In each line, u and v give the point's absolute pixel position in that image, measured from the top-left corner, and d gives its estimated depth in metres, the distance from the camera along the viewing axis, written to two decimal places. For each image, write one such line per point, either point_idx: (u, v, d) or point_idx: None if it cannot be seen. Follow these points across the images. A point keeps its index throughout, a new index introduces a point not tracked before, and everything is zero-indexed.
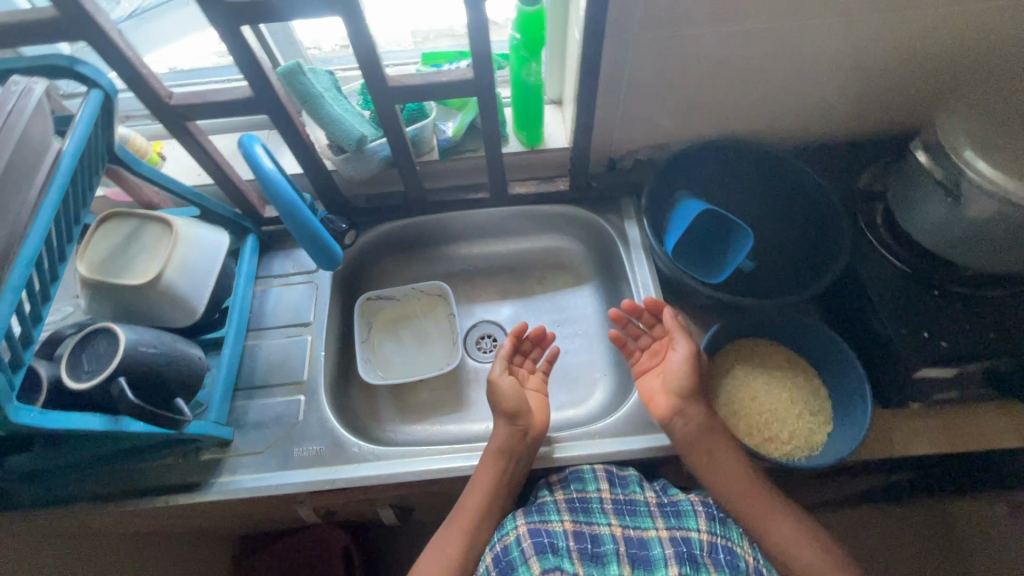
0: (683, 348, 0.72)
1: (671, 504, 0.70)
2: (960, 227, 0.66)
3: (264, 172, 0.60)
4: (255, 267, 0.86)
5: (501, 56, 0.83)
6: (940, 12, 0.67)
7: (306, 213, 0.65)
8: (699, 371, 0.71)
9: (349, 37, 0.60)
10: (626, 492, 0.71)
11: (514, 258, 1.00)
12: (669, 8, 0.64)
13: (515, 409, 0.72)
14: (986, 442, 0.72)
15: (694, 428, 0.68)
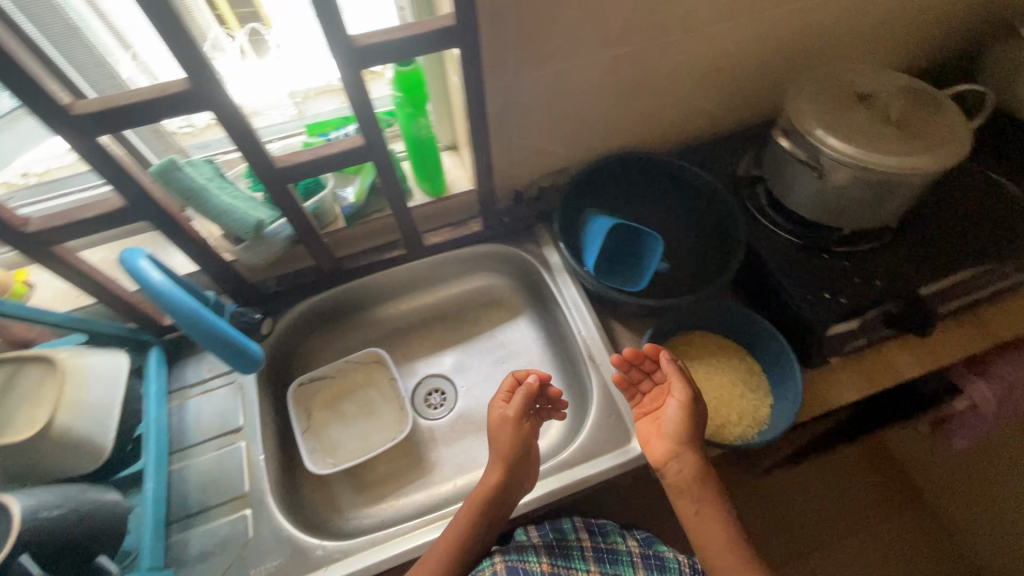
0: (680, 397, 0.66)
1: (654, 556, 0.72)
2: (829, 195, 0.75)
3: (153, 285, 0.55)
4: (165, 381, 0.78)
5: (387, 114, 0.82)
6: (766, 16, 0.76)
7: (214, 319, 0.60)
8: (697, 419, 0.66)
9: (225, 126, 0.58)
10: (607, 542, 0.73)
11: (445, 305, 0.99)
12: (538, 49, 0.68)
13: (518, 455, 0.70)
14: (897, 374, 0.81)
15: (684, 477, 0.64)
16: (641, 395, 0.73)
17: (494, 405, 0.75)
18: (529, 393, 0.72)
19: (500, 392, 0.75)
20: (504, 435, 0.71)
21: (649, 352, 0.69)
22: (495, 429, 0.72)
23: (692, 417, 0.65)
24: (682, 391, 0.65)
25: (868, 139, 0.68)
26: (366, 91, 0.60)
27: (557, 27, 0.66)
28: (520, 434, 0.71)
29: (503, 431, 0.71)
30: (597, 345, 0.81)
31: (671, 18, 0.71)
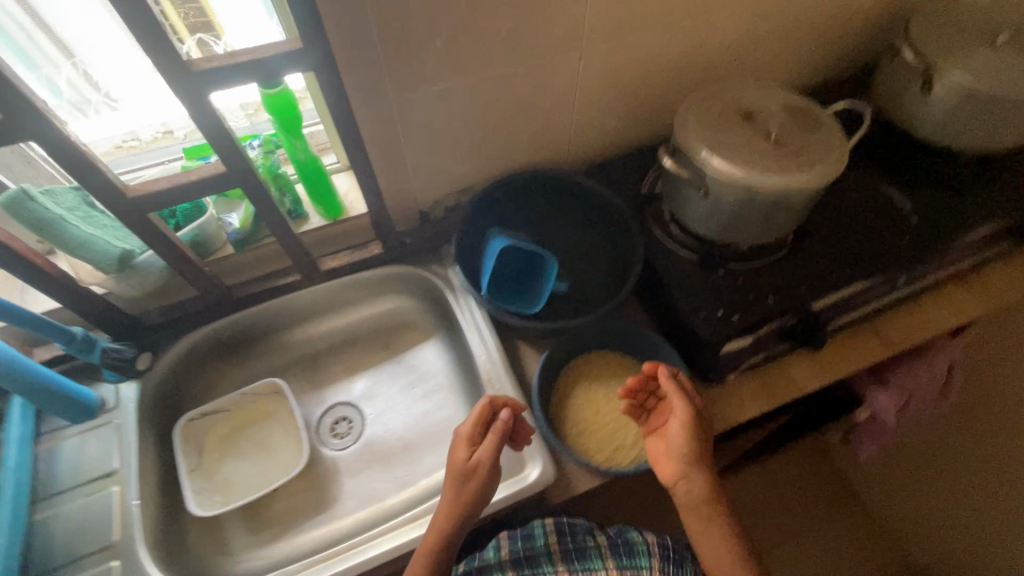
0: (684, 414, 0.65)
1: (624, 545, 0.72)
2: (718, 213, 0.74)
3: None
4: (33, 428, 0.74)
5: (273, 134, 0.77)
6: (654, 35, 0.76)
7: (33, 371, 0.68)
8: (701, 434, 0.66)
9: (58, 156, 0.54)
10: (578, 542, 0.72)
11: (354, 330, 0.95)
12: (414, 70, 0.66)
13: (486, 496, 0.66)
14: (798, 390, 0.82)
15: (694, 495, 0.64)
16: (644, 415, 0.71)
17: (461, 441, 0.68)
18: (503, 431, 0.67)
19: (468, 429, 0.68)
20: (472, 477, 0.65)
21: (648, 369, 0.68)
22: (464, 470, 0.66)
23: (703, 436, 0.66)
24: (683, 408, 0.65)
25: (748, 159, 0.69)
26: (218, 118, 0.57)
27: (431, 48, 0.65)
28: (493, 475, 0.66)
29: (471, 472, 0.66)
30: (498, 369, 0.79)
31: (552, 38, 0.70)
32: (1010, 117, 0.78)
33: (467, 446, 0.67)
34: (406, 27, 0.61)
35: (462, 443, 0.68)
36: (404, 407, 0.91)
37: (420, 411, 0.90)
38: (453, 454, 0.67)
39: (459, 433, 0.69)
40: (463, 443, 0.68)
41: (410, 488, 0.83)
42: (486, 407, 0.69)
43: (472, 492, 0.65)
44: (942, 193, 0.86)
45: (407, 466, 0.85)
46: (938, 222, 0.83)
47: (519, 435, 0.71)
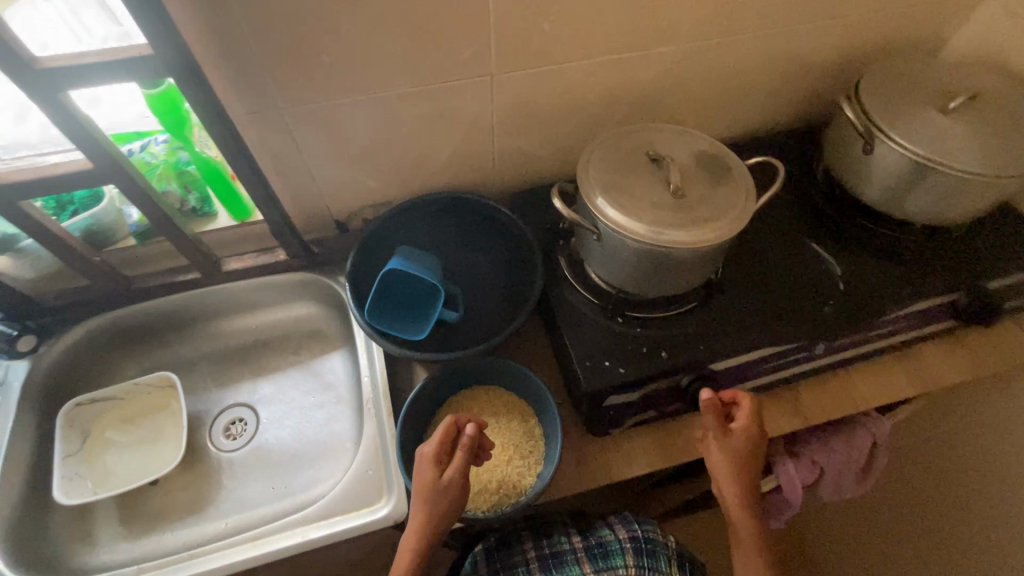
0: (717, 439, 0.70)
1: (597, 546, 0.75)
2: (614, 260, 0.70)
3: None
4: None
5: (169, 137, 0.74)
6: (569, 67, 0.74)
7: None
8: (735, 463, 0.69)
9: None
10: (552, 545, 0.76)
11: (264, 331, 0.95)
12: (302, 84, 0.65)
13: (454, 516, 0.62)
14: (693, 452, 0.77)
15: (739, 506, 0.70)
16: None
17: (426, 462, 0.62)
18: (470, 450, 0.62)
19: (432, 450, 0.62)
20: (441, 499, 0.61)
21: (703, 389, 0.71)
22: (430, 492, 0.61)
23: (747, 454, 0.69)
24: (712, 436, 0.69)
25: (642, 210, 0.64)
26: (75, 116, 0.56)
27: (318, 64, 0.64)
28: (462, 496, 0.62)
29: (442, 494, 0.61)
30: (379, 393, 0.77)
31: (454, 62, 0.69)
32: (956, 190, 0.72)
33: (433, 468, 0.62)
34: (287, 40, 0.60)
35: (427, 464, 0.62)
36: (298, 416, 0.89)
37: (315, 422, 0.88)
38: (419, 475, 0.62)
39: (423, 452, 0.63)
40: (428, 464, 0.62)
41: (282, 501, 0.81)
42: (451, 425, 0.63)
43: (443, 514, 0.61)
44: (877, 261, 0.80)
45: (285, 478, 0.83)
46: (866, 291, 0.77)
47: (485, 452, 0.66)
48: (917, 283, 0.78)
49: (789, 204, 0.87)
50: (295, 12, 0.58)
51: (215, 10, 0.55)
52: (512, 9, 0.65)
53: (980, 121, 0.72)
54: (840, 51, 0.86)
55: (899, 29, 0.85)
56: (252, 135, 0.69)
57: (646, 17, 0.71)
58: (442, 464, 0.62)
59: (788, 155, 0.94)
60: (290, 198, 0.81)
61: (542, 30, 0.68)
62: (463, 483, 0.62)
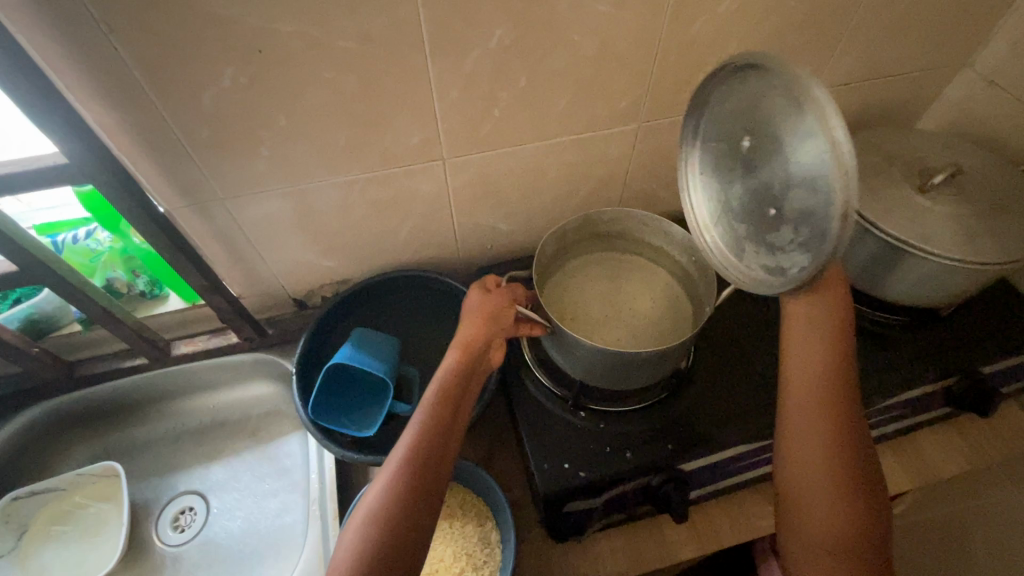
0: None
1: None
2: (571, 353, 0.65)
3: None
4: None
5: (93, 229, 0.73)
6: (526, 148, 0.72)
7: None
8: None
9: None
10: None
11: (221, 411, 0.90)
12: (243, 177, 0.63)
13: (497, 329, 0.63)
14: (667, 556, 0.71)
15: (805, 452, 0.53)
16: None
17: (472, 302, 0.65)
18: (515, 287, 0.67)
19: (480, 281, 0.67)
20: (488, 310, 0.63)
21: None
22: (478, 319, 0.63)
23: (828, 389, 0.53)
24: None
25: None
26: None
27: (256, 158, 0.62)
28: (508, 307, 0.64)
29: (491, 312, 0.63)
30: (326, 492, 0.73)
31: (402, 148, 0.66)
32: (942, 276, 0.67)
33: (482, 304, 0.64)
34: (221, 135, 0.58)
35: (477, 302, 0.65)
36: (250, 505, 0.84)
37: (268, 512, 0.83)
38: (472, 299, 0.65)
39: (471, 297, 0.65)
40: (476, 300, 0.64)
41: None
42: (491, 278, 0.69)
43: (490, 317, 0.63)
44: (860, 344, 0.75)
45: None
46: None
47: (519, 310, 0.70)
48: (904, 370, 0.73)
49: None
50: (227, 110, 0.56)
51: (140, 112, 0.54)
52: (458, 97, 0.63)
53: (962, 201, 0.68)
54: None
55: (875, 100, 0.82)
56: (193, 224, 0.67)
57: (604, 98, 0.68)
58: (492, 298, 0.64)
59: None
60: (242, 280, 0.78)
61: (492, 114, 0.66)
62: (510, 316, 0.64)
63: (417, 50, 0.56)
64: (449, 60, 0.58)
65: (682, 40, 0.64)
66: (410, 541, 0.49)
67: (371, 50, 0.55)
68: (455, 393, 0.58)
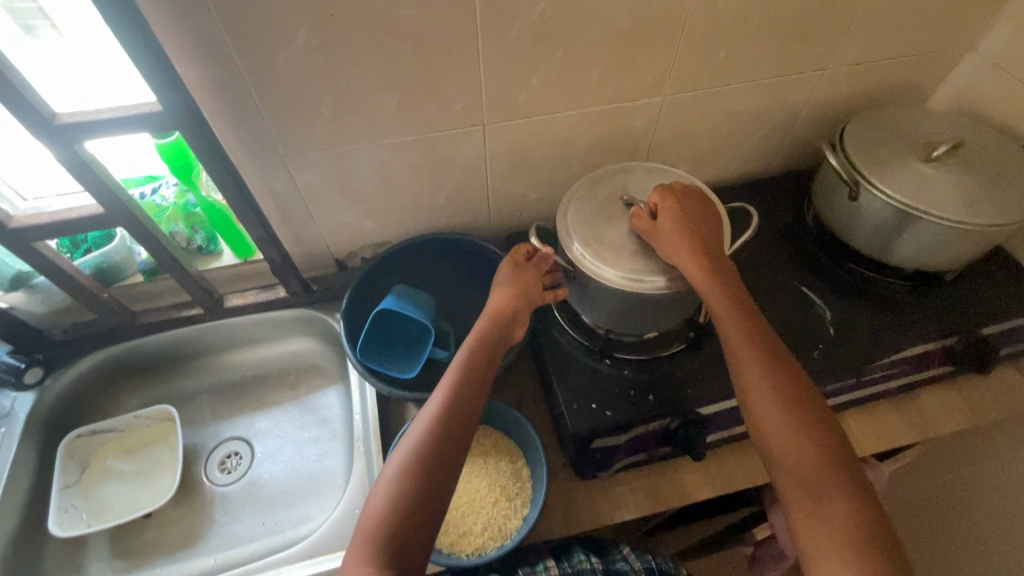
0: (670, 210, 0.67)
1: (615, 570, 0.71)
2: (595, 302, 0.71)
3: None
4: None
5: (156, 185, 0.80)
6: (559, 117, 0.77)
7: None
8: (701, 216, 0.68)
9: None
10: (571, 563, 0.70)
11: (262, 366, 0.96)
12: (303, 135, 0.69)
13: (523, 299, 0.70)
14: (685, 498, 0.76)
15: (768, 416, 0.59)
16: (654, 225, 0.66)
17: (507, 282, 0.71)
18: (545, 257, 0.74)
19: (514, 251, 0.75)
20: (513, 282, 0.71)
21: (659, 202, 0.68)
22: (508, 292, 0.70)
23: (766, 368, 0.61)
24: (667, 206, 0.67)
25: (619, 257, 0.66)
26: (90, 166, 0.61)
27: (318, 118, 0.68)
28: (533, 281, 0.71)
29: (522, 290, 0.70)
30: (368, 430, 0.79)
31: (447, 113, 0.72)
32: (946, 239, 0.72)
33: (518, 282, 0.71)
34: (288, 94, 0.64)
35: (507, 275, 0.72)
36: (291, 450, 0.89)
37: (308, 457, 0.89)
38: (501, 275, 0.73)
39: (502, 272, 0.73)
40: (511, 282, 0.71)
41: (271, 537, 0.81)
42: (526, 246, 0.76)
43: (516, 288, 0.70)
44: (867, 306, 0.80)
45: (275, 514, 0.84)
46: (858, 336, 0.77)
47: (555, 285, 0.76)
48: (908, 329, 0.78)
49: (780, 247, 0.88)
50: (297, 71, 0.62)
51: (221, 69, 0.60)
52: (501, 65, 0.68)
53: (966, 171, 0.73)
54: (828, 99, 0.88)
55: (884, 80, 0.87)
56: (255, 179, 0.73)
57: (633, 71, 0.74)
58: (523, 280, 0.71)
59: (779, 198, 0.95)
60: (291, 238, 0.84)
61: (531, 83, 0.72)
62: (535, 288, 0.71)
63: (469, 19, 0.62)
64: (496, 30, 0.64)
65: (708, 17, 0.70)
66: (437, 487, 0.56)
67: (429, 18, 0.61)
68: (481, 359, 0.64)
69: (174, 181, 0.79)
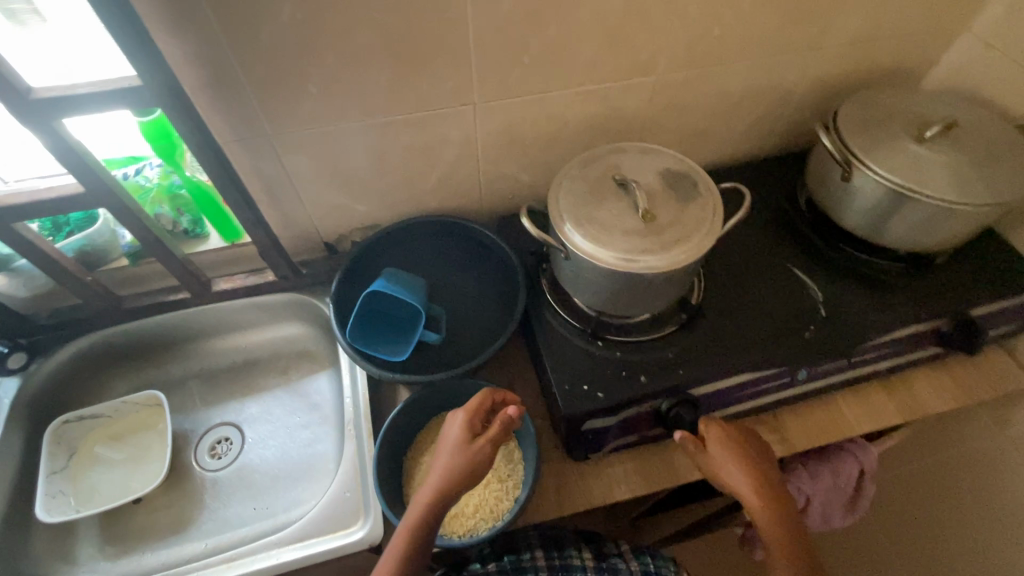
0: (662, 201, 0.68)
1: (608, 568, 0.75)
2: (586, 282, 0.71)
3: None
4: None
5: (139, 167, 0.78)
6: (551, 96, 0.76)
7: None
8: (694, 200, 0.69)
9: None
10: (561, 556, 0.75)
11: (252, 351, 0.95)
12: (288, 113, 0.68)
13: (475, 469, 0.62)
14: (676, 478, 0.77)
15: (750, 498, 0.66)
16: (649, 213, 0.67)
17: (458, 468, 0.61)
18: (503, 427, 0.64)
19: (467, 410, 0.66)
20: (464, 455, 0.62)
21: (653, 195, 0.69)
22: (456, 449, 0.63)
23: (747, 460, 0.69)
24: (660, 204, 0.68)
25: (613, 237, 0.66)
26: (69, 143, 0.59)
27: (304, 95, 0.66)
28: (485, 468, 0.63)
29: (472, 476, 0.62)
30: (360, 413, 0.78)
31: (437, 90, 0.71)
32: (936, 219, 0.72)
33: (470, 473, 0.62)
34: (273, 71, 0.63)
35: (456, 431, 0.64)
36: (282, 435, 0.89)
37: (299, 442, 0.88)
38: (450, 427, 0.65)
39: (452, 423, 0.65)
40: (463, 468, 0.61)
41: (263, 521, 0.81)
42: (487, 396, 0.68)
43: (469, 467, 0.62)
44: (859, 288, 0.80)
45: (267, 497, 0.83)
46: (849, 316, 0.77)
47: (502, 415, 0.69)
48: (899, 310, 0.78)
49: (772, 229, 0.88)
50: (282, 46, 0.61)
51: (203, 43, 0.58)
52: (492, 41, 0.67)
53: (957, 151, 0.73)
54: (822, 80, 0.87)
55: (878, 61, 0.87)
56: (240, 158, 0.71)
57: (626, 49, 0.73)
58: (474, 466, 0.62)
59: (772, 180, 0.95)
60: (279, 220, 0.83)
61: (522, 61, 0.70)
62: (486, 452, 0.63)
63: None
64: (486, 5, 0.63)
65: None
66: None
67: None
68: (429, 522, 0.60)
69: (158, 162, 0.78)
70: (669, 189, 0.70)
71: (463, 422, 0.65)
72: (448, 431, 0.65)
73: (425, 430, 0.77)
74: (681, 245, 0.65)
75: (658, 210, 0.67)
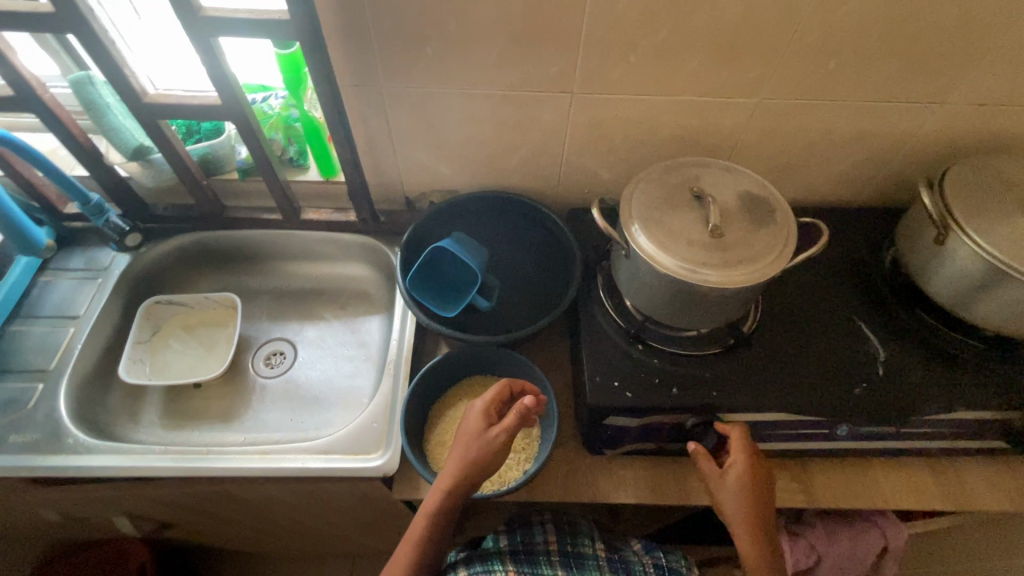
0: (735, 222, 0.68)
1: (619, 560, 0.76)
2: (639, 282, 0.72)
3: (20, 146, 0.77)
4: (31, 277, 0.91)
5: (267, 98, 0.89)
6: (648, 100, 0.78)
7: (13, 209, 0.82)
8: (769, 227, 0.68)
9: (102, 69, 0.69)
10: (573, 544, 0.76)
11: (321, 282, 1.03)
12: (402, 70, 0.74)
13: (492, 459, 0.64)
14: (685, 498, 0.76)
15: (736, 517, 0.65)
16: (720, 231, 0.67)
17: (472, 458, 0.63)
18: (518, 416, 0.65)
19: (483, 403, 0.68)
20: (481, 444, 0.64)
21: (728, 215, 0.69)
22: (472, 441, 0.65)
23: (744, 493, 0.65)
24: (734, 223, 0.68)
25: (678, 245, 0.66)
26: (218, 60, 0.68)
27: (421, 58, 0.72)
28: (501, 454, 0.64)
29: (487, 462, 0.63)
30: (402, 356, 0.84)
31: (542, 74, 0.74)
32: None
33: (485, 462, 0.63)
34: (398, 30, 0.69)
35: (473, 425, 0.66)
36: (329, 362, 0.96)
37: (342, 371, 0.95)
38: (469, 421, 0.67)
39: (471, 418, 0.67)
40: (477, 457, 0.63)
41: (295, 433, 0.88)
42: (504, 389, 0.70)
43: (484, 454, 0.64)
44: (929, 356, 0.76)
45: (303, 414, 0.90)
46: (910, 384, 0.73)
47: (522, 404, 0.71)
48: (970, 390, 0.72)
49: (847, 279, 0.85)
50: (411, 8, 0.66)
51: None
52: (603, 35, 0.69)
53: None
54: (939, 136, 0.83)
55: (1009, 126, 0.81)
56: (352, 103, 0.79)
57: (733, 67, 0.73)
58: (488, 454, 0.64)
59: (860, 230, 0.91)
60: (371, 167, 0.90)
61: (627, 60, 0.72)
62: (500, 439, 0.64)
63: None
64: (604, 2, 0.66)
65: (821, 23, 0.67)
66: None
67: None
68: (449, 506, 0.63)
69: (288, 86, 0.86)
70: (746, 212, 0.69)
71: (481, 411, 0.67)
72: (467, 424, 0.67)
73: (454, 389, 0.81)
74: (745, 267, 0.65)
75: (730, 231, 0.67)
